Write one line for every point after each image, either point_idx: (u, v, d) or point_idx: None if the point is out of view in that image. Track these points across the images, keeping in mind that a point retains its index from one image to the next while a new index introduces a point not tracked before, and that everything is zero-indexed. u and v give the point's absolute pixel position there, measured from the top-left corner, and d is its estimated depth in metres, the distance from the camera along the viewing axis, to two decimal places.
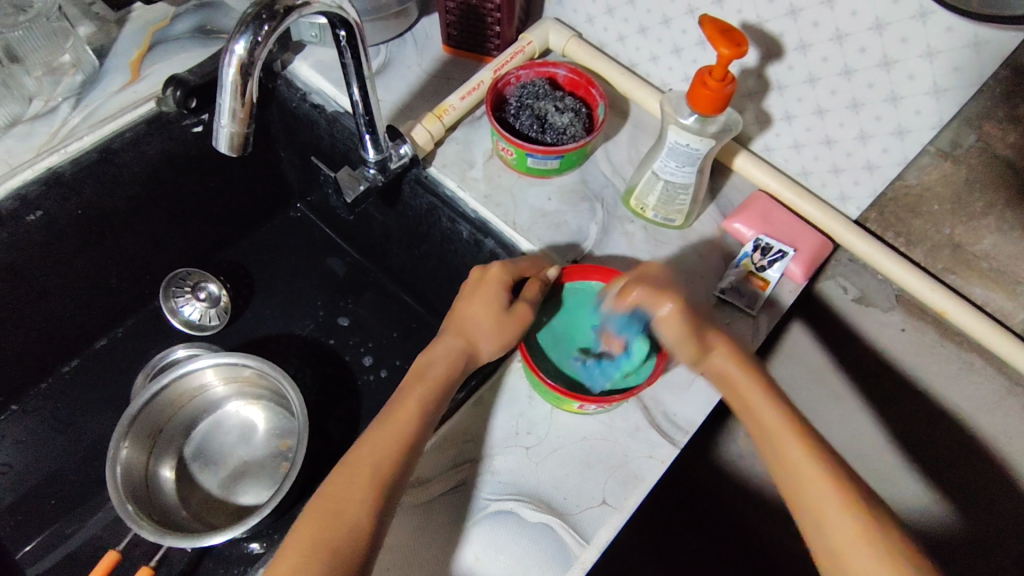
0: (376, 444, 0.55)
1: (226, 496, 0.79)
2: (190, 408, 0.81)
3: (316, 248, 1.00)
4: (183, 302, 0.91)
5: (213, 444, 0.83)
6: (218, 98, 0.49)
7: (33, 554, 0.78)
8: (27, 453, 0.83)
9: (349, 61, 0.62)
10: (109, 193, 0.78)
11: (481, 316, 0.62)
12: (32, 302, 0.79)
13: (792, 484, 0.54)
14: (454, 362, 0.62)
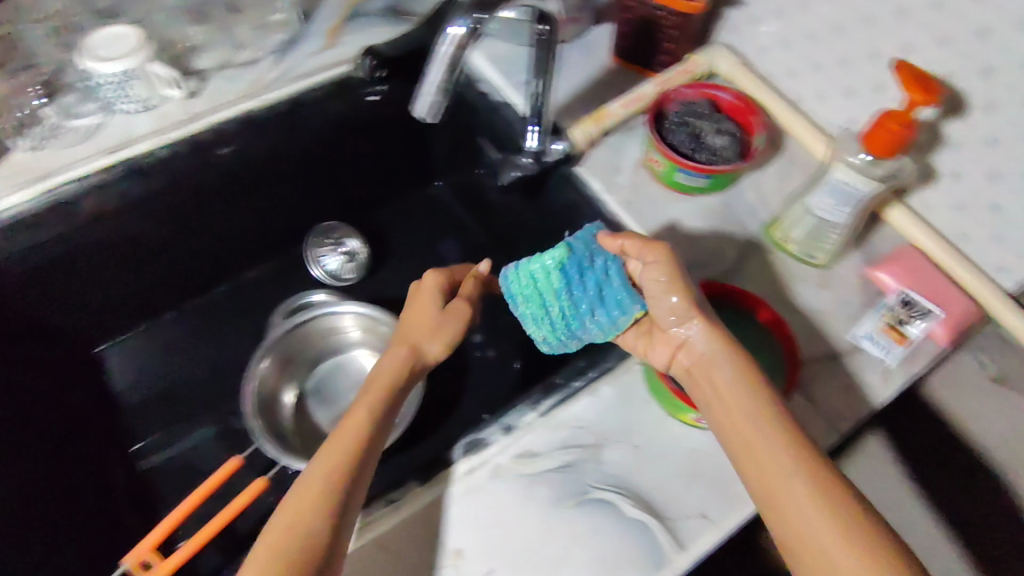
0: (326, 451, 0.55)
1: (332, 433, 0.85)
2: (323, 344, 0.88)
3: (450, 227, 1.05)
4: (324, 253, 0.98)
5: (332, 384, 0.89)
6: (429, 72, 0.54)
7: (163, 448, 0.87)
8: (174, 358, 0.93)
9: (540, 54, 0.66)
10: (286, 141, 0.84)
11: (427, 319, 0.68)
12: (205, 228, 0.88)
13: (766, 469, 0.52)
14: (390, 369, 0.64)
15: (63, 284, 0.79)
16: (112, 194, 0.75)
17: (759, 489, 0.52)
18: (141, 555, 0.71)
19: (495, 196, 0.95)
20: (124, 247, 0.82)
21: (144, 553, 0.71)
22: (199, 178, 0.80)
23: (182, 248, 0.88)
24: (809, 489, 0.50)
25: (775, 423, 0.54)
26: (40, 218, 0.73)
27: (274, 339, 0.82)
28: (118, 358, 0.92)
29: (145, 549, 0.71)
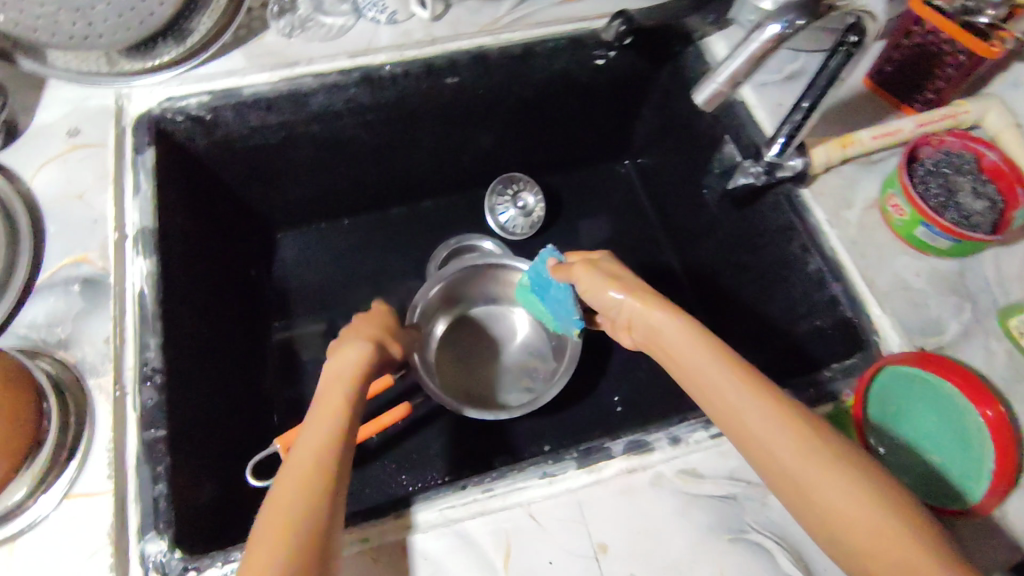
0: (319, 413, 0.53)
1: (471, 377, 0.87)
2: (491, 293, 0.90)
3: (627, 210, 1.04)
4: (501, 206, 0.98)
5: (481, 329, 0.91)
6: (723, 63, 0.51)
7: (311, 342, 0.91)
8: (338, 262, 0.96)
9: (831, 66, 0.59)
10: (511, 86, 0.85)
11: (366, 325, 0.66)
12: (406, 148, 0.89)
13: (750, 432, 0.47)
14: (355, 354, 0.60)
15: (272, 164, 0.83)
16: (341, 96, 0.78)
17: (753, 455, 0.47)
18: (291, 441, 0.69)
19: (690, 193, 0.91)
20: (332, 148, 0.84)
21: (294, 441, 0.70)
22: (421, 104, 0.83)
23: (379, 162, 0.89)
24: (800, 449, 0.44)
25: (732, 374, 0.49)
26: (275, 102, 0.75)
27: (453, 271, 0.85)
28: (291, 247, 0.95)
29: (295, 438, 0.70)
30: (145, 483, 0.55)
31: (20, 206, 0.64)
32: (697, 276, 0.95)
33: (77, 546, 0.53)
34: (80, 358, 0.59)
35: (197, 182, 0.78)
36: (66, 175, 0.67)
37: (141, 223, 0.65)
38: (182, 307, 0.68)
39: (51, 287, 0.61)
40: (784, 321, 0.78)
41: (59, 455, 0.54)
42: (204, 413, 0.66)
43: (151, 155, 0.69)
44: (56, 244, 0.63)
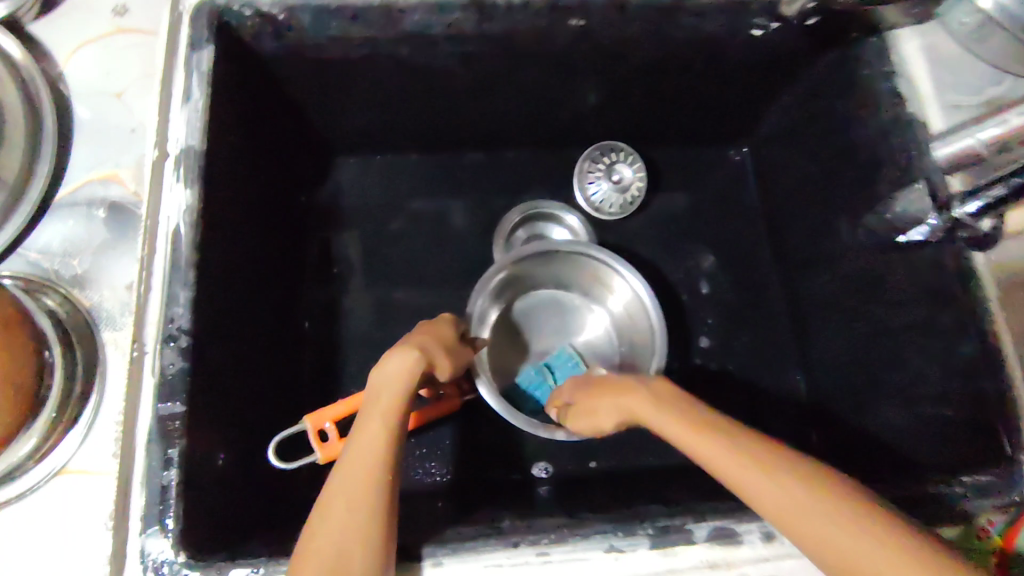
0: (358, 440, 0.50)
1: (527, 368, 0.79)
2: (577, 277, 0.78)
3: (730, 205, 0.88)
4: (592, 180, 0.85)
5: (546, 317, 0.81)
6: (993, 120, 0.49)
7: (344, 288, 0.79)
8: (393, 200, 0.83)
9: None
10: (642, 45, 0.69)
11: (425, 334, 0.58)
12: (501, 91, 0.74)
13: (807, 527, 0.40)
14: (404, 374, 0.53)
15: (343, 83, 0.69)
16: (442, 19, 0.63)
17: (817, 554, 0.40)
18: (321, 421, 0.62)
19: (820, 211, 0.76)
20: (415, 76, 0.70)
21: (325, 421, 0.62)
22: (533, 46, 0.67)
23: (464, 102, 0.75)
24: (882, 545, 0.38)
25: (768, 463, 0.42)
26: (363, 13, 0.61)
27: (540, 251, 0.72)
28: (346, 177, 0.83)
29: (325, 419, 0.62)
30: (155, 466, 0.47)
31: (47, 101, 0.54)
32: (798, 305, 0.82)
33: (73, 527, 0.46)
34: (96, 303, 0.51)
35: (253, 91, 0.64)
36: (105, 66, 0.56)
37: (186, 142, 0.54)
38: (224, 251, 0.57)
39: (72, 208, 0.53)
40: (903, 397, 0.65)
41: (62, 419, 0.47)
42: (235, 382, 0.56)
43: (209, 56, 0.56)
44: (82, 153, 0.54)
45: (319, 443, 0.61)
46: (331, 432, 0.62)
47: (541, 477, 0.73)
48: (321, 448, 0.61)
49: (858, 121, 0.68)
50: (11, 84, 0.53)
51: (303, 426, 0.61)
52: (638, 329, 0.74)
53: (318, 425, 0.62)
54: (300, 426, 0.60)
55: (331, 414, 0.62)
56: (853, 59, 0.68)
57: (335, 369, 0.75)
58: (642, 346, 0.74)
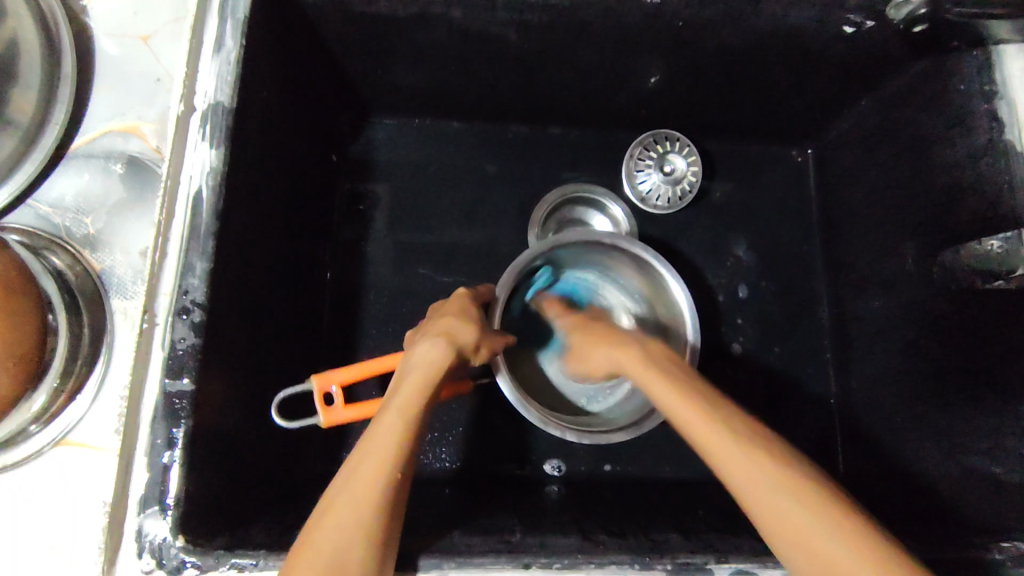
0: (379, 430, 0.44)
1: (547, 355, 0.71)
2: (617, 274, 0.70)
3: (784, 208, 0.82)
4: (641, 168, 0.79)
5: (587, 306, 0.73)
6: None
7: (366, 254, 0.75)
8: (428, 167, 0.78)
9: None
10: (718, 32, 0.63)
11: (448, 317, 0.52)
12: (556, 63, 0.68)
13: (780, 514, 0.37)
14: (431, 367, 0.47)
15: (386, 39, 0.64)
16: None
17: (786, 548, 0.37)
18: (329, 384, 0.55)
19: (884, 230, 0.70)
20: (465, 40, 0.64)
21: (333, 383, 0.55)
22: (599, 20, 0.61)
23: (517, 73, 0.69)
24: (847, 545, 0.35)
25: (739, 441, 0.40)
26: None
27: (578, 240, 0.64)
28: (380, 137, 0.78)
29: (334, 381, 0.55)
30: (158, 444, 0.45)
31: (66, 40, 0.50)
32: (843, 325, 0.76)
33: (71, 496, 0.45)
34: (108, 267, 0.49)
35: (289, 40, 0.59)
36: (134, 3, 0.52)
37: (214, 97, 0.50)
38: (248, 219, 0.53)
39: (87, 160, 0.51)
40: (946, 444, 0.61)
41: (66, 386, 0.46)
42: (248, 353, 0.54)
43: (247, 2, 0.51)
44: (102, 100, 0.51)
45: (323, 406, 0.54)
46: (338, 395, 0.55)
47: (552, 475, 0.70)
48: (325, 411, 0.54)
49: (944, 140, 0.62)
50: (30, 15, 0.49)
51: (307, 385, 0.54)
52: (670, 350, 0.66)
53: (325, 387, 0.55)
54: (303, 386, 0.53)
55: (340, 376, 0.55)
56: (949, 69, 0.61)
57: (354, 338, 0.72)
58: None
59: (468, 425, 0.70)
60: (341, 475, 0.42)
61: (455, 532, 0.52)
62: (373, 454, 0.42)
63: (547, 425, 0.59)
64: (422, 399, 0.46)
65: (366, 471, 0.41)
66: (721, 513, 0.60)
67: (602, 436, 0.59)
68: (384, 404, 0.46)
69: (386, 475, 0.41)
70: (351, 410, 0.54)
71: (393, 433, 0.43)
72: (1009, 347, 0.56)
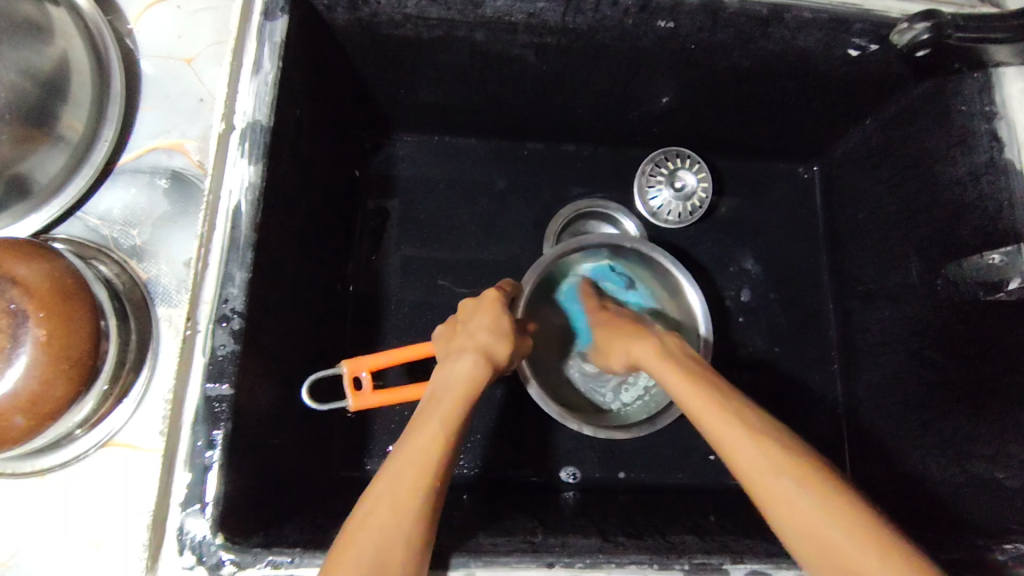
0: (420, 438, 0.46)
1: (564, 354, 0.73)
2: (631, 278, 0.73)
3: (791, 223, 0.85)
4: (653, 184, 0.82)
5: None
6: None
7: (385, 266, 0.77)
8: (446, 181, 0.81)
9: None
10: (728, 54, 0.65)
11: (481, 328, 0.54)
12: (572, 83, 0.71)
13: (791, 504, 0.40)
14: (470, 380, 0.50)
15: (410, 60, 0.66)
16: (525, 8, 0.60)
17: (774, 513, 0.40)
18: (359, 369, 0.57)
19: (889, 245, 0.72)
20: (485, 61, 0.67)
21: (363, 369, 0.57)
22: (615, 43, 0.64)
23: (534, 91, 0.72)
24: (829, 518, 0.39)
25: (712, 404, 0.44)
26: None
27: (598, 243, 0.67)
28: (400, 153, 0.80)
29: (365, 366, 0.57)
30: (198, 446, 0.47)
31: (116, 62, 0.53)
32: (850, 336, 0.79)
33: (115, 495, 0.47)
34: (153, 277, 0.52)
35: (320, 61, 0.62)
36: (176, 26, 0.55)
37: (253, 116, 0.52)
38: (282, 231, 0.56)
39: (135, 175, 0.53)
40: (952, 451, 0.63)
41: (113, 389, 0.48)
42: (281, 362, 0.56)
43: (283, 27, 0.54)
44: (147, 118, 0.54)
45: (353, 390, 0.56)
46: (367, 381, 0.57)
47: (568, 482, 0.72)
48: (356, 395, 0.56)
49: (945, 157, 0.65)
50: (78, 33, 0.51)
51: (338, 369, 0.56)
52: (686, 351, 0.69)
53: (354, 372, 0.57)
54: (335, 369, 0.55)
55: (371, 362, 0.57)
56: (951, 90, 0.63)
57: (376, 347, 0.74)
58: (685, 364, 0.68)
59: (486, 432, 0.72)
60: (381, 479, 0.44)
61: (478, 533, 0.53)
62: (415, 457, 0.45)
63: (566, 420, 0.62)
64: (461, 408, 0.48)
65: (408, 473, 0.44)
66: (734, 517, 0.62)
67: (618, 433, 0.63)
68: (422, 412, 0.48)
69: (426, 479, 0.44)
70: (380, 395, 0.56)
71: (433, 442, 0.45)
72: (1010, 359, 0.58)
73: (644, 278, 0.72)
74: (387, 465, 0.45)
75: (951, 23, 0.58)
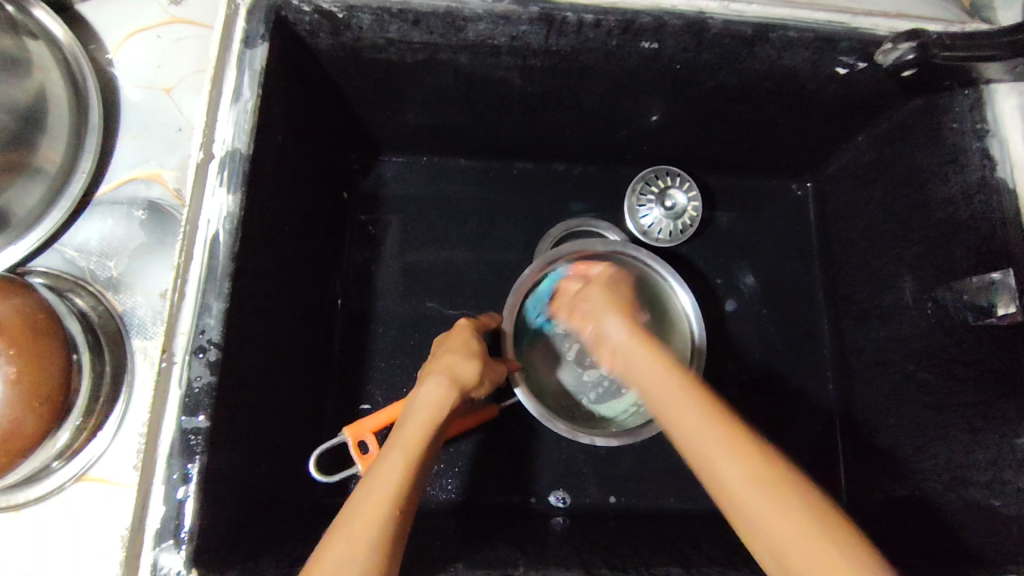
0: (382, 469, 0.45)
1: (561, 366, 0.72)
2: None
3: (785, 240, 0.84)
4: (643, 204, 0.80)
5: None
6: None
7: (373, 288, 0.77)
8: (436, 201, 0.80)
9: None
10: (714, 73, 0.64)
11: (449, 353, 0.53)
12: (558, 103, 0.70)
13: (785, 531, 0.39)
14: (434, 406, 0.49)
15: (395, 83, 0.66)
16: (507, 32, 0.59)
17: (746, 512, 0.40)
18: (361, 434, 0.59)
19: (882, 263, 0.71)
20: (470, 83, 0.66)
21: (365, 433, 0.60)
22: (599, 64, 0.63)
23: (522, 112, 0.72)
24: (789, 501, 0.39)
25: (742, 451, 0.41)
26: (425, 18, 0.57)
27: (582, 252, 0.67)
28: (389, 174, 0.80)
29: (366, 430, 0.59)
30: (173, 480, 0.46)
31: (93, 93, 0.54)
32: (845, 356, 0.77)
33: (91, 528, 0.48)
34: (129, 309, 0.52)
35: (305, 86, 0.62)
36: (156, 57, 0.57)
37: (232, 145, 0.52)
38: (263, 258, 0.56)
39: (112, 207, 0.54)
40: (949, 477, 0.61)
41: (88, 422, 0.48)
42: (263, 389, 0.56)
43: (263, 54, 0.54)
44: (126, 147, 0.55)
45: (360, 455, 0.59)
46: (371, 443, 0.60)
47: (557, 506, 0.71)
48: (365, 460, 0.59)
49: (939, 176, 0.63)
50: (55, 66, 0.52)
51: (341, 438, 0.59)
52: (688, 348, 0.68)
53: (358, 437, 0.60)
54: (339, 439, 0.58)
55: (370, 425, 0.60)
56: (942, 108, 0.62)
57: (363, 369, 0.74)
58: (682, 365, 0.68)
59: (473, 456, 0.72)
60: (344, 511, 0.43)
61: (460, 566, 0.53)
62: (375, 490, 0.43)
63: (576, 435, 0.61)
64: (424, 435, 0.47)
65: (365, 505, 0.43)
66: (724, 545, 0.61)
67: (630, 438, 0.62)
68: (387, 442, 0.47)
69: (386, 511, 0.43)
70: None
71: (394, 470, 0.44)
72: (1006, 384, 0.57)
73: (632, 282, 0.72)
74: (351, 495, 0.44)
75: (936, 42, 0.57)
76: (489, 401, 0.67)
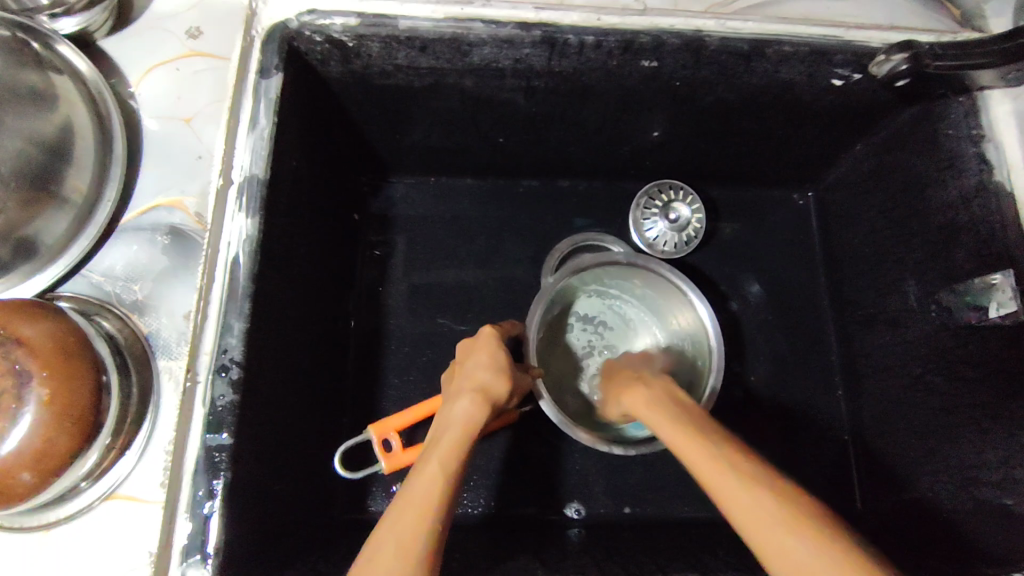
0: (421, 486, 0.46)
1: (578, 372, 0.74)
2: (635, 290, 0.73)
3: (789, 249, 0.85)
4: (648, 217, 0.82)
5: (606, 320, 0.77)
6: None
7: (386, 306, 0.78)
8: (445, 220, 0.82)
9: None
10: (713, 87, 0.66)
11: (479, 368, 0.54)
12: (561, 122, 0.72)
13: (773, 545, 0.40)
14: (467, 423, 0.50)
15: (403, 107, 0.68)
16: (511, 55, 0.61)
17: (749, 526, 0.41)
18: (386, 432, 0.62)
19: (886, 269, 0.73)
20: (475, 105, 0.68)
21: (389, 431, 0.62)
22: (601, 83, 0.65)
23: (527, 130, 0.74)
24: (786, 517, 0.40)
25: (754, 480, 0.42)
26: (431, 44, 0.60)
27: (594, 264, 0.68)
28: (399, 195, 0.82)
29: (390, 428, 0.62)
30: (199, 496, 0.47)
31: (117, 124, 0.56)
32: (853, 362, 0.78)
33: (119, 544, 0.49)
34: (154, 331, 0.54)
35: (317, 112, 0.64)
36: (176, 90, 0.59)
37: (249, 170, 0.54)
38: (281, 281, 0.57)
39: (136, 232, 0.56)
40: (960, 477, 0.62)
41: (116, 442, 0.50)
42: (282, 408, 0.57)
43: (278, 83, 0.56)
44: (149, 176, 0.57)
45: (384, 451, 0.61)
46: (394, 441, 0.62)
47: (573, 518, 0.72)
48: (388, 456, 0.61)
49: (937, 181, 0.65)
50: (81, 99, 0.54)
51: (367, 435, 0.61)
52: (702, 354, 0.69)
53: (382, 435, 0.62)
54: (364, 436, 0.60)
55: (396, 423, 0.62)
56: (938, 116, 0.64)
57: (378, 387, 0.75)
58: (697, 372, 0.69)
59: (488, 469, 0.72)
60: (382, 527, 0.44)
61: None
62: (413, 506, 0.44)
63: (596, 443, 0.62)
64: (459, 451, 0.48)
65: (405, 521, 0.43)
66: (738, 551, 0.61)
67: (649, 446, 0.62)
68: (422, 458, 0.49)
69: (427, 522, 0.44)
70: (409, 452, 0.61)
71: (432, 484, 0.46)
72: (1014, 385, 0.58)
73: (645, 290, 0.73)
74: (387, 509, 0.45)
75: (928, 52, 0.59)
76: (511, 409, 0.67)
